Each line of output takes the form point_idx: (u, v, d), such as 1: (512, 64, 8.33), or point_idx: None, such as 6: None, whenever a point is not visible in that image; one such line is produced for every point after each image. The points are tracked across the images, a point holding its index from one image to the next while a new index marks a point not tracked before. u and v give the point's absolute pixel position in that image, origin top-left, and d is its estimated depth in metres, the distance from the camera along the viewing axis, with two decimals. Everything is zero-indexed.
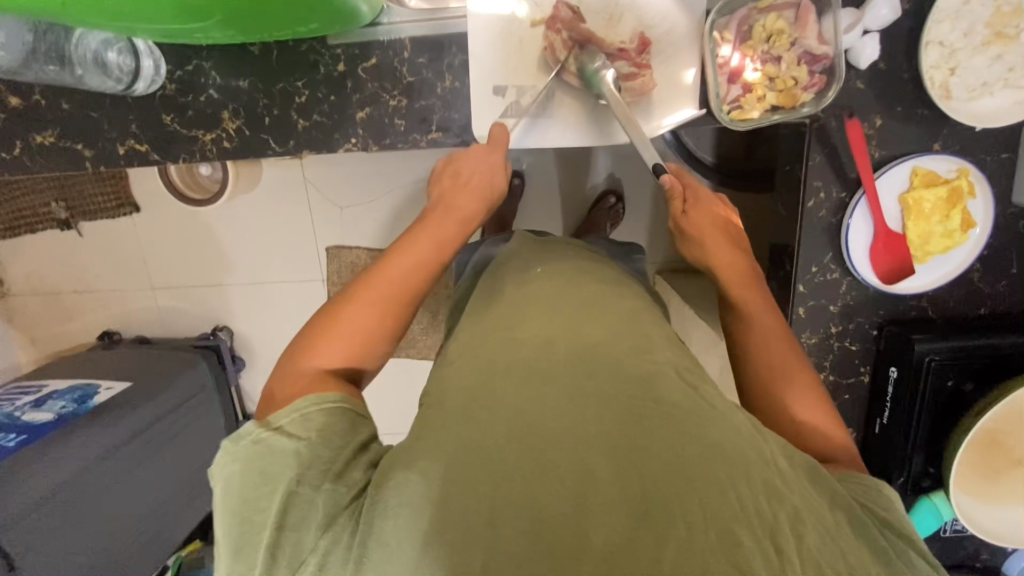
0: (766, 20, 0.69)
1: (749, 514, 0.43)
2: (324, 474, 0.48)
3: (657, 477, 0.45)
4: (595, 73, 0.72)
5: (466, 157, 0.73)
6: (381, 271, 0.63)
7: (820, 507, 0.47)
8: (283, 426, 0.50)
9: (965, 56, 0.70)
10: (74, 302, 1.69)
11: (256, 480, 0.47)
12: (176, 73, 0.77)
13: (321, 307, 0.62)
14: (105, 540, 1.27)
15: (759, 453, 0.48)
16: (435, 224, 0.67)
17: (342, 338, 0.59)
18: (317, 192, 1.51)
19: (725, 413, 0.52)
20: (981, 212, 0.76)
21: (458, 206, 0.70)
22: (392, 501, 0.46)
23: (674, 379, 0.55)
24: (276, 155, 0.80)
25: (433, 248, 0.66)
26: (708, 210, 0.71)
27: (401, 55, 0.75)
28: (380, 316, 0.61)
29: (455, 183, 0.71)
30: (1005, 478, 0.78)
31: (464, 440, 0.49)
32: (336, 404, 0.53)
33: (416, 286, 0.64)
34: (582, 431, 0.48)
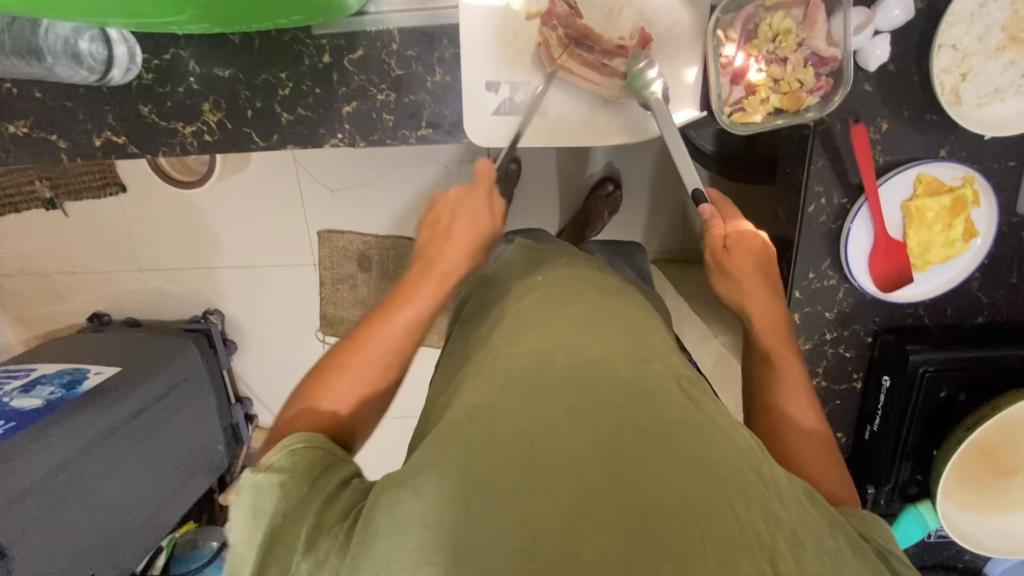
0: (773, 19, 0.65)
1: (748, 536, 0.42)
2: (307, 505, 0.49)
3: (654, 496, 0.43)
4: (640, 74, 0.68)
5: (448, 201, 0.71)
6: (363, 336, 0.63)
7: (818, 530, 0.46)
8: (275, 462, 0.52)
9: (978, 61, 0.67)
10: (62, 283, 1.66)
11: (249, 516, 0.49)
12: (152, 62, 0.73)
13: (311, 371, 0.63)
14: (96, 526, 1.27)
15: (755, 474, 0.47)
16: (416, 283, 0.67)
17: (326, 406, 0.60)
18: (309, 175, 1.47)
19: (723, 433, 0.51)
20: (984, 221, 0.74)
21: (439, 259, 0.68)
22: (384, 522, 0.45)
23: (673, 395, 0.54)
24: (259, 150, 0.77)
25: (417, 308, 0.65)
26: (750, 242, 0.68)
27: (389, 46, 0.71)
28: (364, 383, 0.62)
29: (437, 233, 0.70)
30: (991, 488, 0.78)
31: (458, 456, 0.47)
32: (323, 443, 0.55)
33: (399, 350, 0.64)
34: (579, 447, 0.47)
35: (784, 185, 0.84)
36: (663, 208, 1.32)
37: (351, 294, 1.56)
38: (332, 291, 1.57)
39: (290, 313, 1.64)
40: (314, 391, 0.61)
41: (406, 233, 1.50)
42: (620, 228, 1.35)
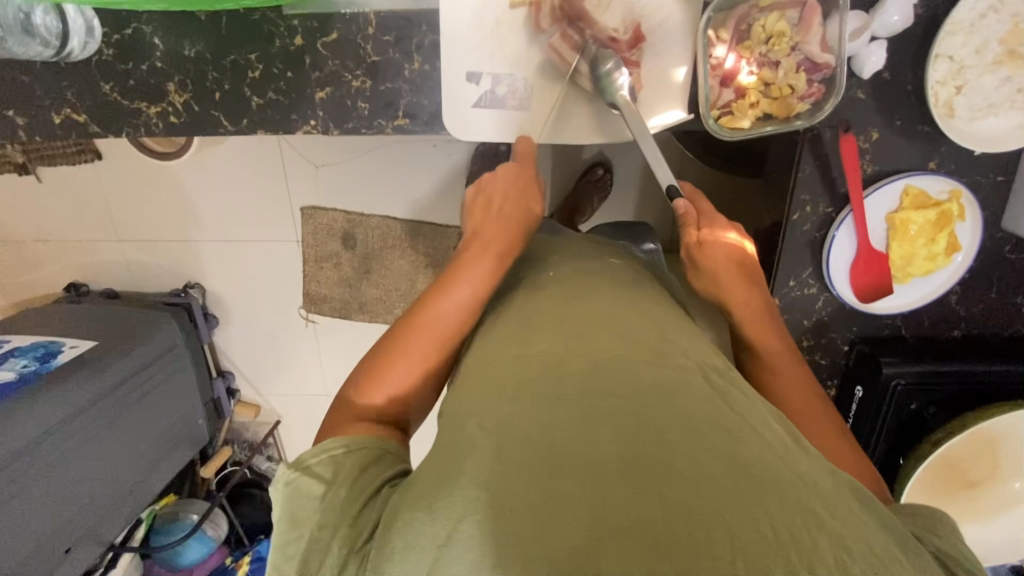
0: (767, 20, 0.63)
1: (785, 540, 0.39)
2: (341, 518, 0.49)
3: (680, 499, 0.41)
4: (609, 77, 0.67)
5: (496, 183, 0.70)
6: (419, 318, 0.62)
7: (865, 531, 0.43)
8: (314, 463, 0.52)
9: (974, 74, 0.65)
10: (36, 251, 1.61)
11: (286, 521, 0.49)
12: (112, 37, 0.69)
13: (368, 353, 0.63)
14: (70, 501, 1.27)
15: (792, 473, 0.45)
16: (472, 263, 0.65)
17: (384, 391, 0.60)
18: (292, 150, 1.42)
19: (755, 430, 0.50)
20: (968, 237, 0.73)
21: (493, 239, 0.66)
22: (400, 544, 0.45)
23: (701, 394, 0.52)
24: (228, 134, 0.73)
25: (471, 288, 0.63)
26: (724, 240, 0.68)
27: (365, 31, 0.68)
28: (420, 365, 0.62)
29: (487, 214, 0.68)
30: (957, 500, 0.79)
31: (470, 472, 0.47)
32: (367, 445, 0.54)
33: (453, 334, 0.63)
34: (596, 453, 0.45)
35: (771, 188, 0.83)
36: (654, 197, 1.30)
37: (335, 272, 1.54)
38: (315, 268, 1.55)
39: (272, 289, 1.61)
40: (374, 374, 0.61)
41: (393, 213, 1.47)
42: (609, 215, 1.32)
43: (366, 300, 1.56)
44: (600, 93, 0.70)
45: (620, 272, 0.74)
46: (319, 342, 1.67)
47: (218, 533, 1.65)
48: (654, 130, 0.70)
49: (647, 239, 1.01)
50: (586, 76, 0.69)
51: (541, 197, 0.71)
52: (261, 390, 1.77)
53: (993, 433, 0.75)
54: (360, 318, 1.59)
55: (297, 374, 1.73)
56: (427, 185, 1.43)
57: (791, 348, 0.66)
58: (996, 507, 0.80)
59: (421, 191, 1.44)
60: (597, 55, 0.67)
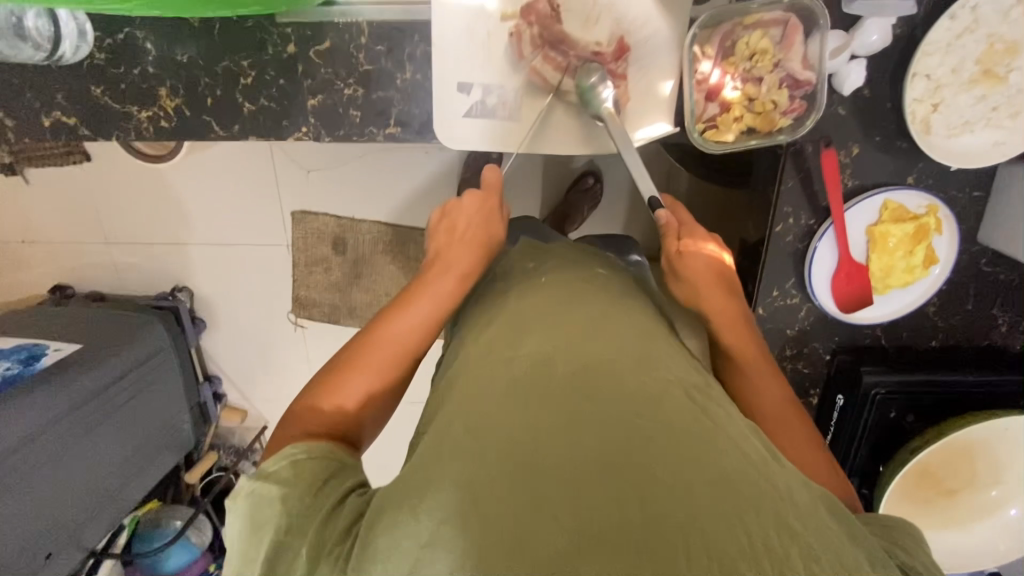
0: (752, 37, 0.65)
1: (757, 550, 0.40)
2: (304, 525, 0.49)
3: (657, 508, 0.42)
4: (592, 90, 0.68)
5: (459, 209, 0.72)
6: (377, 336, 0.63)
7: (836, 543, 0.44)
8: (274, 471, 0.52)
9: (950, 92, 0.67)
10: (22, 252, 1.59)
11: (247, 530, 0.49)
12: (105, 42, 0.69)
13: (325, 366, 0.63)
14: (53, 506, 1.25)
15: (768, 484, 0.46)
16: (433, 282, 0.67)
17: (339, 404, 0.60)
18: (283, 154, 1.42)
19: (732, 440, 0.51)
20: (945, 249, 0.75)
21: (455, 261, 0.69)
22: (382, 544, 0.45)
23: (681, 403, 0.54)
24: (219, 139, 0.73)
25: (433, 306, 0.65)
26: (703, 251, 0.70)
27: (358, 40, 0.69)
28: (378, 380, 0.62)
29: (451, 237, 0.71)
30: (935, 506, 0.81)
31: (453, 476, 0.47)
32: (324, 453, 0.54)
33: (410, 353, 0.64)
34: (580, 459, 0.46)
35: (756, 200, 0.84)
36: (643, 205, 1.31)
37: (324, 277, 1.54)
38: (305, 273, 1.55)
39: (262, 293, 1.60)
40: (329, 388, 0.61)
41: (383, 218, 1.47)
42: (599, 223, 1.34)
43: (356, 305, 1.56)
44: (585, 106, 0.71)
45: (606, 283, 0.75)
46: (308, 347, 1.66)
47: (202, 539, 1.63)
48: (641, 144, 0.71)
49: (633, 251, 1.03)
50: (571, 88, 0.70)
51: (502, 225, 0.74)
52: (248, 394, 1.76)
53: (969, 442, 0.77)
54: (349, 323, 1.58)
55: (285, 379, 1.72)
56: (417, 191, 1.44)
57: (766, 357, 0.67)
58: (972, 515, 0.81)
59: (412, 197, 1.45)
60: (584, 67, 0.68)
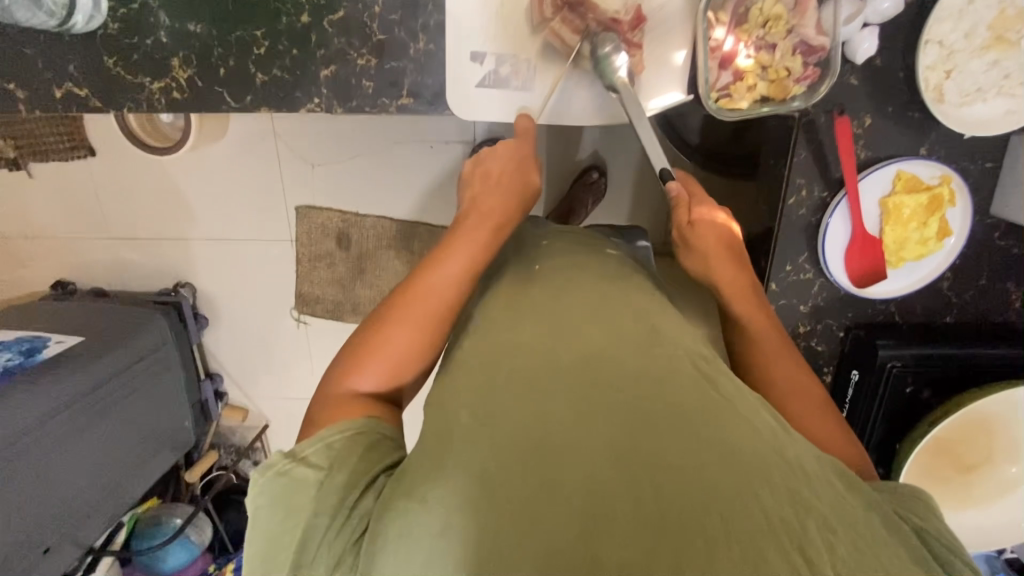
0: (765, 3, 0.65)
1: (775, 525, 0.39)
2: (337, 509, 0.47)
3: (673, 487, 0.41)
4: (606, 59, 0.68)
5: (495, 156, 0.70)
6: (415, 291, 0.62)
7: (852, 512, 0.43)
8: (307, 453, 0.50)
9: (963, 58, 0.67)
10: (24, 247, 1.58)
11: (279, 512, 0.47)
12: (118, 11, 0.69)
13: (365, 322, 0.63)
14: (52, 494, 1.23)
15: (780, 457, 0.45)
16: (469, 233, 0.65)
17: (379, 364, 0.60)
18: (288, 148, 1.42)
19: (743, 415, 0.49)
20: (958, 221, 0.75)
21: (489, 212, 0.67)
22: (393, 536, 0.44)
23: (688, 383, 0.52)
24: (230, 111, 0.73)
25: (468, 259, 0.64)
26: (715, 220, 0.69)
27: (372, 10, 0.69)
28: (418, 336, 0.61)
29: (486, 186, 0.68)
30: (952, 482, 0.80)
31: (463, 462, 0.46)
32: (357, 431, 0.53)
33: (451, 305, 0.63)
34: (590, 443, 0.45)
35: (766, 177, 0.84)
36: (649, 197, 1.32)
37: (328, 273, 1.54)
38: (308, 269, 1.54)
39: (265, 290, 1.60)
40: (369, 348, 0.60)
41: (388, 213, 1.47)
42: (604, 216, 1.34)
43: (359, 301, 1.55)
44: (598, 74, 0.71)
45: (611, 265, 0.74)
46: (311, 344, 1.65)
47: (203, 537, 1.59)
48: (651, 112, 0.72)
49: (634, 237, 1.01)
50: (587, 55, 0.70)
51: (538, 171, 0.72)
52: (249, 392, 1.74)
53: (985, 417, 0.76)
54: (352, 319, 1.58)
55: (288, 377, 1.71)
56: (423, 185, 1.44)
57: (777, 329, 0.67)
58: (990, 493, 0.80)
59: (417, 192, 1.45)
60: (599, 36, 0.68)
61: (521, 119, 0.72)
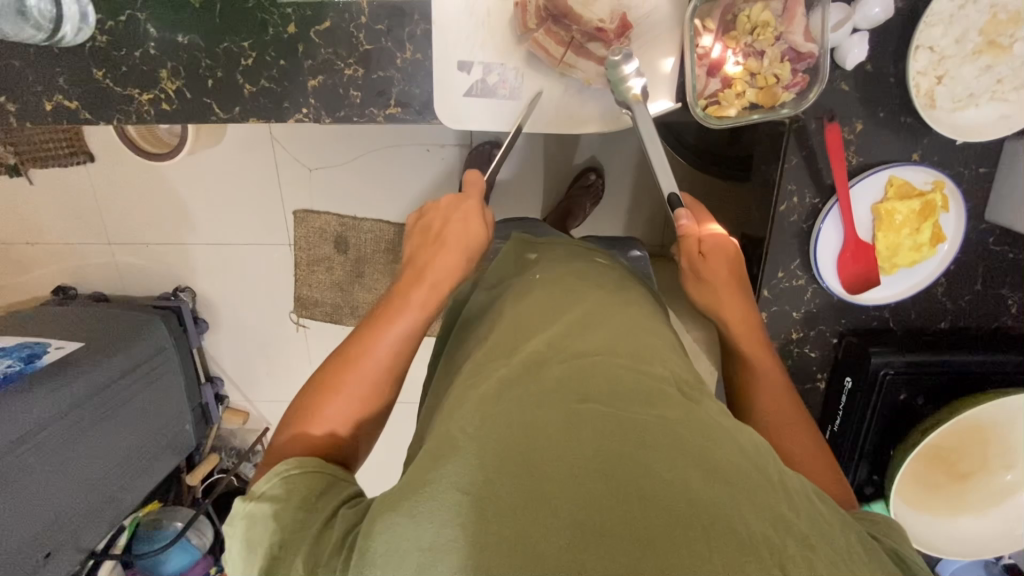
0: (752, 10, 0.64)
1: (757, 541, 0.40)
2: (296, 539, 0.48)
3: (657, 503, 0.41)
4: (616, 68, 0.67)
5: (437, 209, 0.70)
6: (352, 357, 0.61)
7: (829, 532, 0.44)
8: (265, 491, 0.52)
9: (954, 64, 0.66)
10: (24, 253, 1.59)
11: (243, 547, 0.49)
12: (106, 24, 0.70)
13: (304, 388, 0.62)
14: (55, 501, 1.24)
15: (762, 476, 0.45)
16: (403, 297, 0.64)
17: (320, 425, 0.59)
18: (285, 152, 1.42)
19: (727, 433, 0.50)
20: (952, 227, 0.74)
21: (429, 265, 0.66)
22: (381, 551, 0.43)
23: (674, 398, 0.52)
24: (219, 122, 0.73)
25: (406, 315, 0.63)
26: (726, 247, 0.67)
27: (358, 20, 0.69)
28: (359, 393, 0.60)
29: (427, 240, 0.68)
30: (944, 489, 0.79)
31: (451, 477, 0.45)
32: (315, 466, 0.54)
33: (390, 360, 0.62)
34: (578, 454, 0.45)
35: (759, 182, 0.84)
36: (646, 199, 1.31)
37: (326, 276, 1.54)
38: (307, 272, 1.54)
39: (264, 294, 1.60)
40: (307, 411, 0.60)
41: (386, 216, 1.47)
42: (600, 218, 1.33)
43: (358, 304, 1.55)
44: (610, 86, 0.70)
45: (604, 275, 0.73)
46: (310, 347, 1.65)
47: (203, 541, 1.61)
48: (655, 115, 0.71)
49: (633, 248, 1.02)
50: (574, 62, 0.69)
51: (485, 217, 0.70)
52: (250, 395, 1.75)
53: (980, 424, 0.75)
54: (351, 322, 1.58)
55: (288, 380, 1.71)
56: (420, 188, 1.44)
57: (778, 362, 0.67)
58: (985, 501, 0.79)
59: (414, 196, 1.44)
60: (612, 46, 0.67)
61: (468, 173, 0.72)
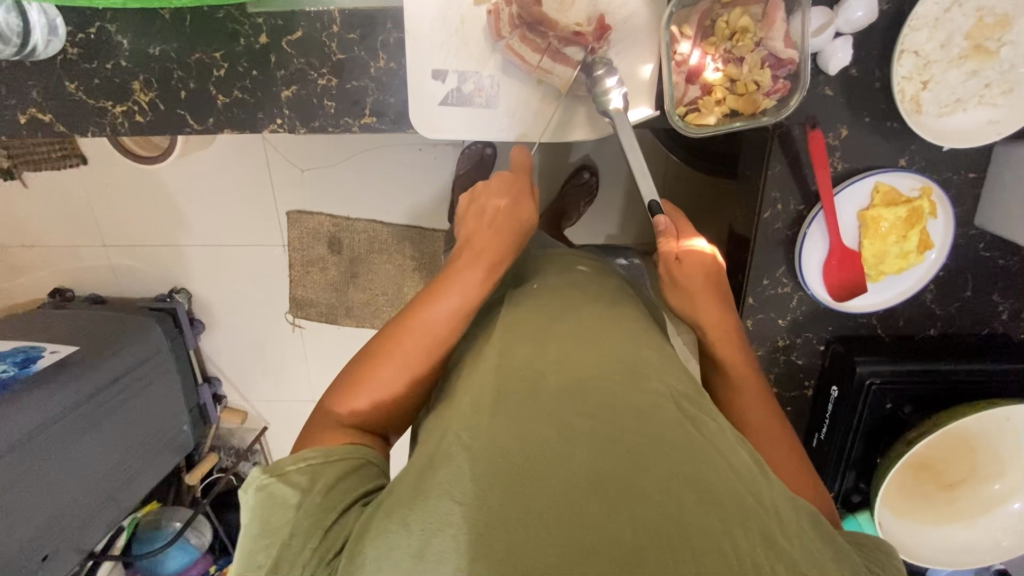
0: (731, 15, 0.63)
1: (744, 568, 0.38)
2: (311, 531, 0.47)
3: (648, 523, 0.40)
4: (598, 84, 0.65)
5: (488, 191, 0.67)
6: (406, 329, 0.60)
7: (822, 561, 0.42)
8: (291, 471, 0.50)
9: (940, 69, 0.65)
10: (20, 257, 1.60)
11: (257, 528, 0.48)
12: (77, 36, 0.69)
13: (354, 357, 0.62)
14: (52, 504, 1.25)
15: (756, 499, 0.43)
16: (463, 273, 0.62)
17: (363, 399, 0.59)
18: (277, 154, 1.42)
19: (722, 453, 0.47)
20: (940, 234, 0.73)
21: (483, 251, 0.63)
22: (374, 555, 0.43)
23: (670, 414, 0.50)
24: (194, 133, 0.73)
25: (458, 300, 0.61)
26: (703, 258, 0.66)
27: (330, 28, 0.67)
28: (406, 373, 0.61)
29: (480, 223, 0.65)
30: (932, 497, 0.78)
31: (445, 486, 0.44)
32: (341, 456, 0.53)
33: (439, 344, 0.61)
34: (570, 469, 0.43)
35: (743, 186, 0.82)
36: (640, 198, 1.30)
37: (321, 277, 1.54)
38: (301, 273, 1.54)
39: (259, 295, 1.60)
40: (354, 383, 0.60)
41: (379, 217, 1.47)
42: (594, 218, 1.32)
43: (353, 304, 1.55)
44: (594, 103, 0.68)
45: (599, 286, 0.70)
46: (307, 347, 1.66)
47: (203, 541, 1.62)
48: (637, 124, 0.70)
49: (629, 256, 1.02)
50: (550, 70, 0.68)
51: (534, 206, 0.68)
52: (248, 395, 1.75)
53: (968, 433, 0.74)
54: (346, 322, 1.58)
55: (284, 381, 1.72)
56: (413, 189, 1.43)
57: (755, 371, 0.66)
58: (975, 510, 0.78)
59: (407, 196, 1.44)
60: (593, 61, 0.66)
61: (518, 151, 0.70)
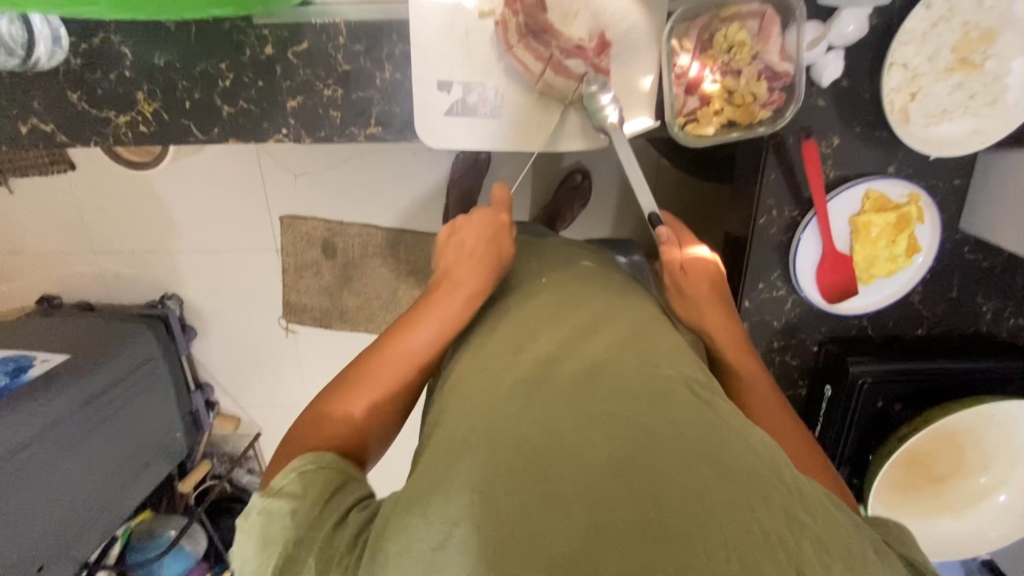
0: (729, 30, 0.65)
1: (770, 539, 0.39)
2: (315, 537, 0.47)
3: (672, 501, 0.40)
4: (592, 98, 0.67)
5: (470, 224, 0.70)
6: (389, 351, 0.61)
7: (843, 530, 0.43)
8: (282, 485, 0.50)
9: (927, 81, 0.67)
10: (6, 263, 1.57)
11: (259, 547, 0.47)
12: (79, 47, 0.69)
13: (329, 383, 0.60)
14: (47, 514, 1.23)
15: (774, 474, 0.44)
16: (443, 301, 0.65)
17: (342, 421, 0.57)
18: (271, 160, 1.42)
19: (737, 432, 0.49)
20: (927, 238, 0.76)
21: (463, 282, 0.66)
22: (394, 550, 0.42)
23: (684, 398, 0.51)
24: (198, 143, 0.73)
25: (439, 326, 0.63)
26: (703, 263, 0.69)
27: (336, 40, 0.68)
28: (388, 396, 0.60)
29: (461, 254, 0.68)
30: (922, 490, 0.82)
31: (463, 477, 0.44)
32: (332, 463, 0.52)
33: (420, 369, 0.62)
34: (591, 454, 0.44)
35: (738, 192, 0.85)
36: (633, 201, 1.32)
37: (315, 281, 1.53)
38: (295, 278, 1.53)
39: (252, 299, 1.59)
40: (334, 406, 0.58)
41: (374, 222, 1.47)
42: (588, 221, 1.33)
43: (347, 308, 1.55)
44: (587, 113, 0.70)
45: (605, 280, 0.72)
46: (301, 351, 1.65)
47: (198, 547, 1.59)
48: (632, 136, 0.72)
49: (629, 250, 1.02)
50: (554, 80, 0.69)
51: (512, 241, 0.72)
52: (241, 401, 1.74)
53: (956, 429, 0.77)
54: (341, 326, 1.58)
55: (278, 385, 1.71)
56: (407, 193, 1.44)
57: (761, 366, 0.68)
58: (962, 501, 0.81)
59: (402, 200, 1.44)
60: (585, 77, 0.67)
61: (498, 188, 0.73)
